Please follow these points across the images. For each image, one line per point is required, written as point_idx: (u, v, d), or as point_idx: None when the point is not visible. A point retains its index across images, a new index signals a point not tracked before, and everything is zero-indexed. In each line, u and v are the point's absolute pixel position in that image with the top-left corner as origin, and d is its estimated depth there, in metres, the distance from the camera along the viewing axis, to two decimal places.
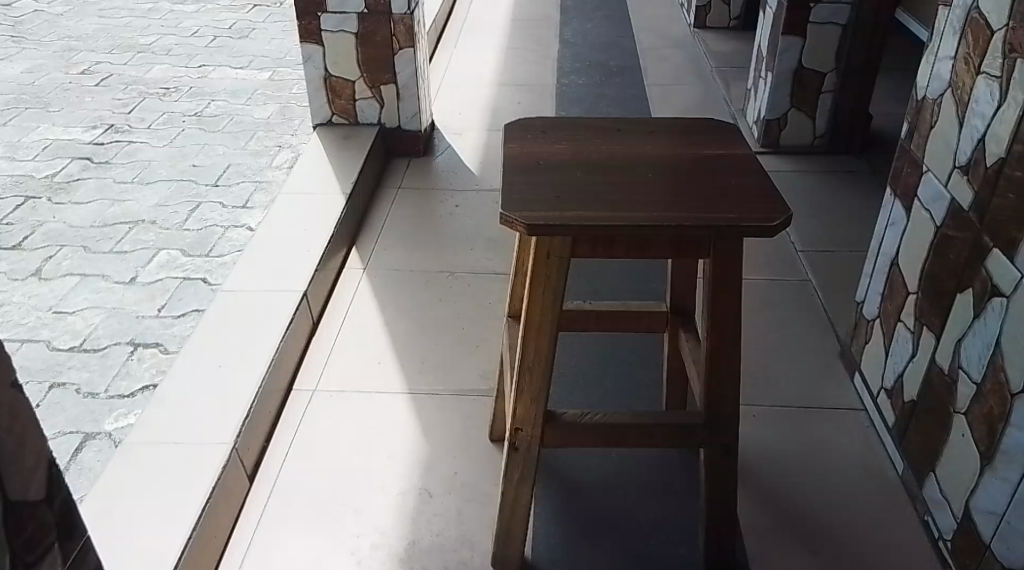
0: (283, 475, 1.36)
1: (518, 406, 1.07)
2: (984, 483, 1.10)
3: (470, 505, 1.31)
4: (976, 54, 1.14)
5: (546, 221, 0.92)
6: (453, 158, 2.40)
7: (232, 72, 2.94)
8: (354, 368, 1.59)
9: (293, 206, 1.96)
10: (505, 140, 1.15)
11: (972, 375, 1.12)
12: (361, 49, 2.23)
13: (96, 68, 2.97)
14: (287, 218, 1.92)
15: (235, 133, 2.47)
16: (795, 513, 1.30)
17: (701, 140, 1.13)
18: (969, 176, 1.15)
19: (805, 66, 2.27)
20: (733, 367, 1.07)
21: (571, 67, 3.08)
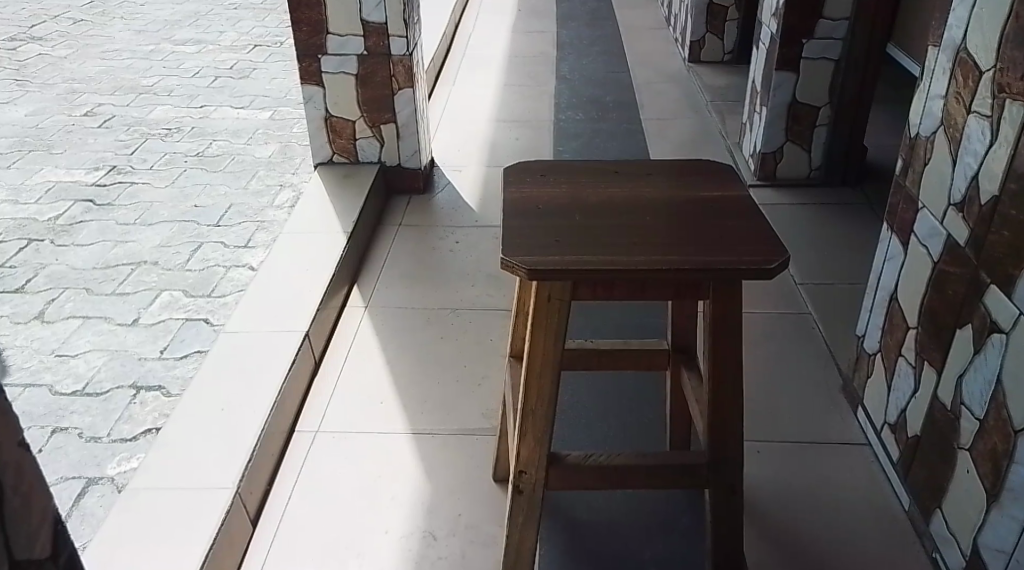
0: (287, 518, 1.35)
1: (522, 450, 1.07)
2: (991, 520, 1.09)
3: (474, 547, 1.30)
4: (966, 93, 1.16)
5: (547, 267, 0.93)
6: (452, 194, 2.42)
7: (233, 112, 2.98)
8: (356, 409, 1.59)
9: (294, 245, 1.97)
10: (504, 183, 1.16)
11: (974, 412, 1.12)
12: (361, 89, 2.26)
13: (98, 109, 3.00)
14: (288, 258, 1.93)
15: (237, 173, 2.50)
16: (801, 550, 1.30)
17: (698, 182, 1.15)
18: (964, 213, 1.16)
19: (799, 100, 2.30)
20: (736, 408, 1.07)
21: (568, 103, 3.12)
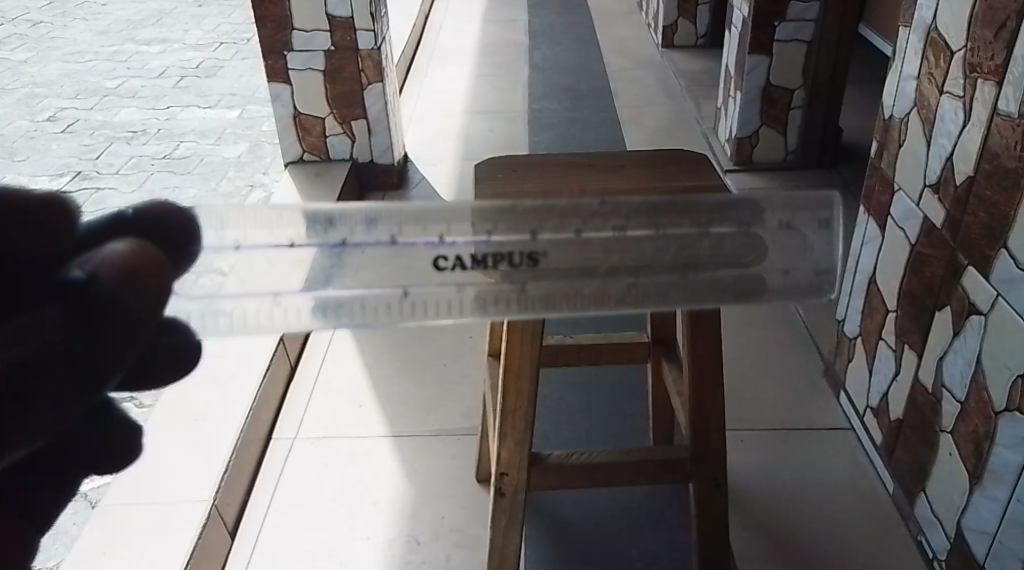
0: (266, 528, 1.33)
1: (502, 451, 1.04)
2: (974, 502, 1.09)
3: (459, 549, 1.28)
4: (939, 72, 1.15)
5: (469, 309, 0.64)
6: (427, 189, 2.40)
7: (200, 112, 2.92)
8: (334, 414, 1.56)
9: (234, 353, 1.61)
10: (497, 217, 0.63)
11: (955, 395, 1.12)
12: (329, 85, 2.22)
13: (61, 114, 2.94)
14: (223, 376, 1.55)
15: (205, 174, 2.46)
16: (786, 539, 1.29)
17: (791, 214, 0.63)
18: (939, 195, 1.15)
19: (773, 83, 2.29)
20: (717, 402, 1.06)
21: (541, 91, 3.09)
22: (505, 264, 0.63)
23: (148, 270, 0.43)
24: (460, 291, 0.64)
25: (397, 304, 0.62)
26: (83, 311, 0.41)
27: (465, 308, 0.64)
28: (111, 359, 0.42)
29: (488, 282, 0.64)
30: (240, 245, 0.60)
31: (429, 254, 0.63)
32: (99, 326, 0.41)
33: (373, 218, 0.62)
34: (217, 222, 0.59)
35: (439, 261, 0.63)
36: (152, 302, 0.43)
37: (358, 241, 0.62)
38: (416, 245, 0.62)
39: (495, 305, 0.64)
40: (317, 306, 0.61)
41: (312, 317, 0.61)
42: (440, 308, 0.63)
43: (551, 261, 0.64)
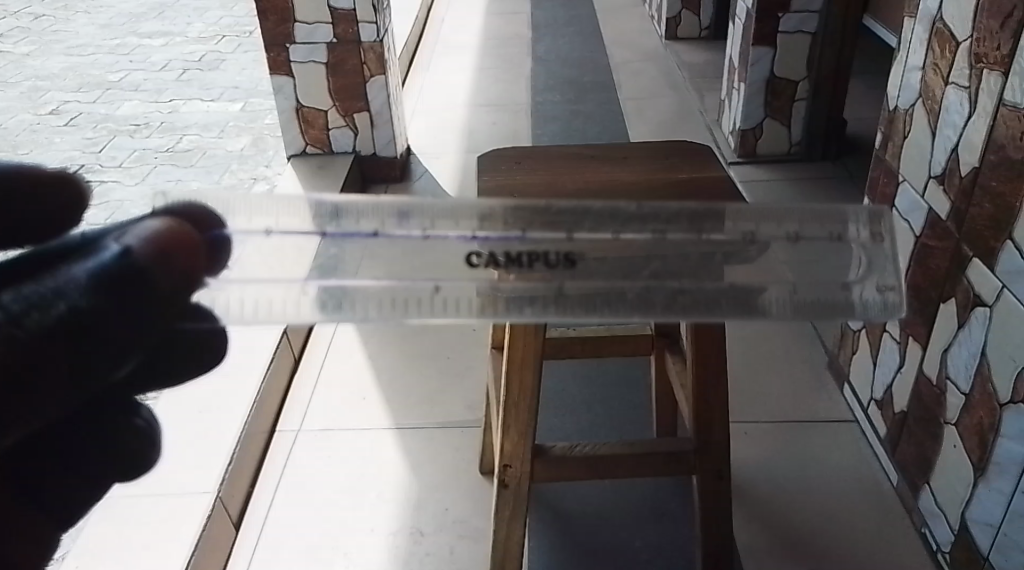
0: (270, 521, 1.34)
1: (506, 443, 1.04)
2: (978, 494, 1.09)
3: (463, 541, 1.29)
4: (945, 63, 1.14)
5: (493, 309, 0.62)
6: (430, 182, 2.40)
7: (203, 105, 2.92)
8: (338, 406, 1.56)
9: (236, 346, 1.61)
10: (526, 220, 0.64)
11: (961, 387, 1.11)
12: (331, 77, 2.22)
13: (64, 107, 2.94)
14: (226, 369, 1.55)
15: (209, 167, 2.46)
16: (789, 530, 1.29)
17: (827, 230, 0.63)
18: (945, 185, 1.15)
19: (777, 75, 2.28)
20: (721, 395, 1.06)
21: (545, 84, 3.09)
22: (541, 264, 0.63)
23: (172, 254, 0.52)
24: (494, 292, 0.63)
25: (429, 297, 0.62)
26: (116, 287, 0.48)
27: (507, 306, 0.62)
28: (134, 334, 0.51)
29: (525, 283, 0.63)
30: (270, 230, 0.63)
31: (462, 248, 0.63)
32: (128, 302, 0.49)
33: (407, 214, 0.64)
34: (241, 211, 0.62)
35: (472, 258, 0.63)
36: (174, 281, 0.52)
37: (347, 228, 0.63)
38: (449, 238, 0.63)
39: (532, 305, 0.62)
40: (320, 298, 0.62)
41: (316, 310, 0.62)
42: (446, 307, 0.62)
43: (590, 262, 0.64)
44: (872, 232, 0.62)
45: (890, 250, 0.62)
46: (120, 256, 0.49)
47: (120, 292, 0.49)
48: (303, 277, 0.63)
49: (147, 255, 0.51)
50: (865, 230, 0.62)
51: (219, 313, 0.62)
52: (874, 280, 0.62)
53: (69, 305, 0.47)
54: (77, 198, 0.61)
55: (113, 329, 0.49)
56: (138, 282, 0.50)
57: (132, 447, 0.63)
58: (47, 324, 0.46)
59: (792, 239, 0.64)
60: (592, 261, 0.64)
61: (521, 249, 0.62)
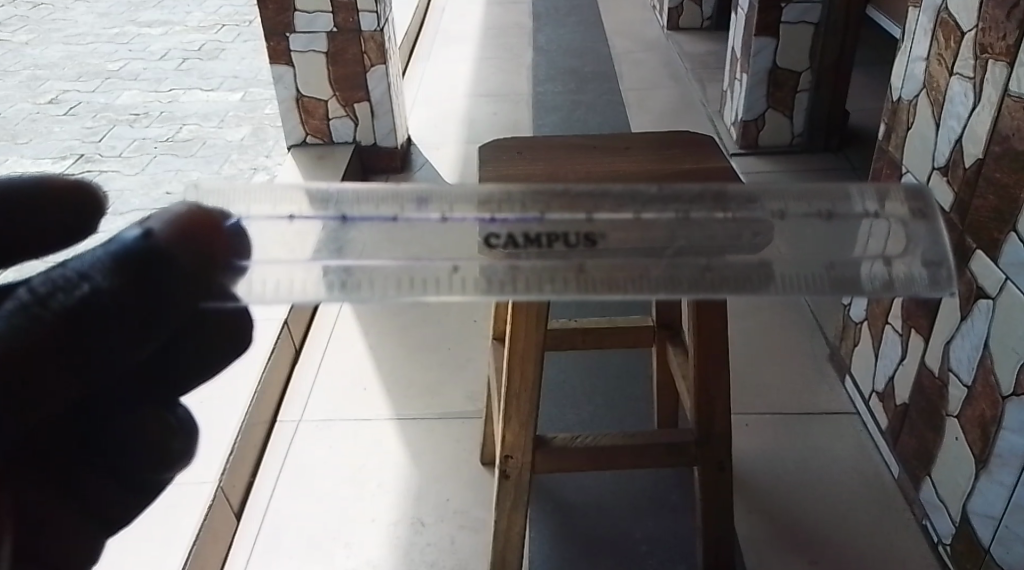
0: (271, 511, 1.34)
1: (507, 433, 1.04)
2: (980, 487, 1.09)
3: (464, 532, 1.29)
4: (949, 53, 1.14)
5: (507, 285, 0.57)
6: (431, 172, 2.39)
7: (202, 94, 2.91)
8: (339, 397, 1.57)
9: None
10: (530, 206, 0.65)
11: (963, 378, 1.11)
12: (332, 67, 2.21)
13: (63, 96, 2.92)
14: None
15: (209, 157, 2.45)
16: (789, 522, 1.29)
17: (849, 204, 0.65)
18: (949, 176, 1.14)
19: (779, 65, 2.27)
20: (723, 387, 1.05)
21: (546, 74, 3.07)
22: (560, 243, 0.62)
23: (192, 241, 0.46)
24: (512, 264, 0.59)
25: (446, 275, 0.59)
26: (141, 265, 0.42)
27: (526, 282, 0.58)
28: (159, 326, 0.43)
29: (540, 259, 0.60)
30: (294, 217, 0.64)
31: (483, 229, 0.62)
32: (154, 288, 0.42)
33: (425, 201, 0.67)
34: (270, 204, 0.65)
35: (491, 238, 0.61)
36: (195, 270, 0.46)
37: (363, 214, 0.65)
38: (468, 219, 0.65)
39: (551, 284, 0.58)
40: (326, 273, 0.59)
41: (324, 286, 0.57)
42: (456, 282, 0.59)
43: (610, 244, 0.62)
44: (886, 203, 0.65)
45: (908, 218, 0.64)
46: (144, 236, 0.43)
47: (148, 274, 0.42)
48: (309, 255, 0.60)
49: (169, 239, 0.44)
50: (875, 201, 0.65)
51: (241, 292, 0.56)
52: (895, 245, 0.63)
53: (96, 285, 0.39)
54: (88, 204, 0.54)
55: (138, 318, 0.41)
56: (163, 262, 0.43)
57: (165, 448, 0.51)
58: (69, 306, 0.38)
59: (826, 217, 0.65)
60: (613, 240, 0.62)
61: (540, 230, 0.63)
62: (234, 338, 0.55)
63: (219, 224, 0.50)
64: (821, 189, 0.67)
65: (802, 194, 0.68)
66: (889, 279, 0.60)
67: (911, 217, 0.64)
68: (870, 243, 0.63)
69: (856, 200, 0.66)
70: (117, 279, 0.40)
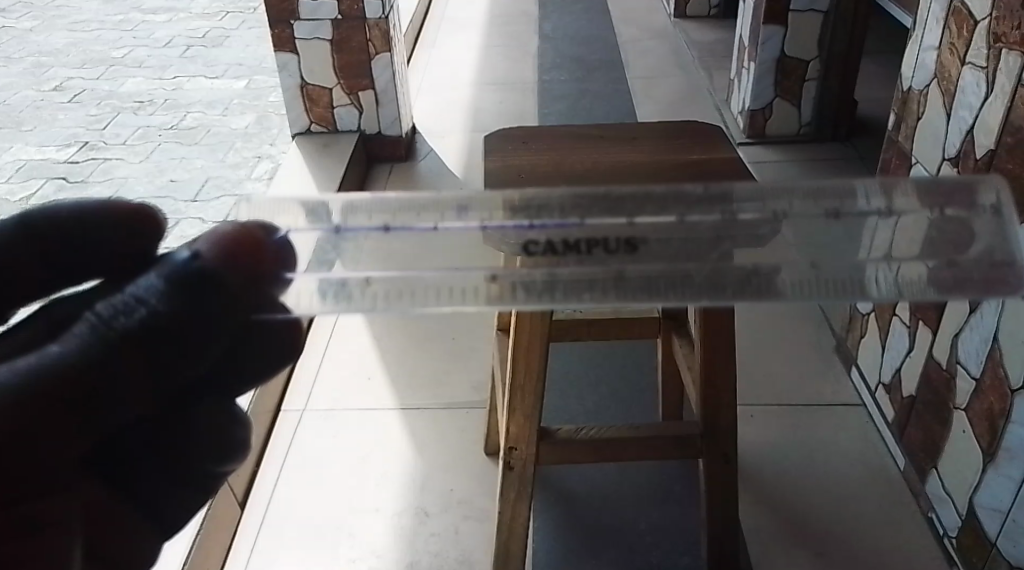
0: (275, 500, 1.34)
1: (511, 425, 1.04)
2: (986, 480, 1.08)
3: (467, 522, 1.29)
4: (961, 42, 1.12)
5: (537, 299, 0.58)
6: (436, 161, 2.38)
7: (207, 82, 2.90)
8: (344, 386, 1.56)
9: None
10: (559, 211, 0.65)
11: (971, 371, 1.10)
12: (336, 55, 2.20)
13: (68, 83, 2.92)
14: None
15: (213, 145, 2.45)
16: (794, 515, 1.29)
17: (852, 202, 0.64)
18: (959, 168, 1.13)
19: (788, 54, 2.24)
20: (729, 379, 1.05)
21: (551, 62, 3.06)
22: (600, 250, 0.61)
23: (238, 260, 0.50)
24: (550, 273, 0.60)
25: (484, 286, 0.60)
26: (190, 287, 0.47)
27: (537, 291, 0.59)
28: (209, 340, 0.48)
29: (581, 267, 0.59)
30: (340, 228, 0.64)
31: (519, 236, 0.62)
32: (203, 307, 0.47)
33: (465, 208, 0.66)
34: (314, 213, 0.64)
35: (529, 246, 0.61)
36: (240, 288, 0.50)
37: (404, 223, 0.64)
38: (506, 228, 0.63)
39: (590, 293, 0.58)
40: (364, 288, 0.59)
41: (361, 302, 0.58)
42: (476, 295, 0.59)
43: (653, 247, 0.61)
44: (896, 200, 0.63)
45: (930, 215, 0.62)
46: (192, 260, 0.48)
47: (194, 296, 0.47)
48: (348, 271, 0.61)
49: (215, 260, 0.49)
50: (880, 198, 0.63)
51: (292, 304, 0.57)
52: (898, 245, 0.61)
53: (149, 309, 0.46)
54: (147, 221, 0.56)
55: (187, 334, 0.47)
56: (209, 283, 0.48)
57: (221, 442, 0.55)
58: (130, 327, 0.45)
59: (831, 215, 0.64)
60: (654, 247, 0.61)
61: (580, 236, 0.61)
62: (287, 347, 0.58)
63: (266, 239, 0.54)
64: (824, 185, 0.65)
65: (810, 190, 0.66)
66: (897, 286, 0.58)
67: (959, 216, 0.61)
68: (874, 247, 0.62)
69: (862, 198, 0.64)
70: (168, 302, 0.46)
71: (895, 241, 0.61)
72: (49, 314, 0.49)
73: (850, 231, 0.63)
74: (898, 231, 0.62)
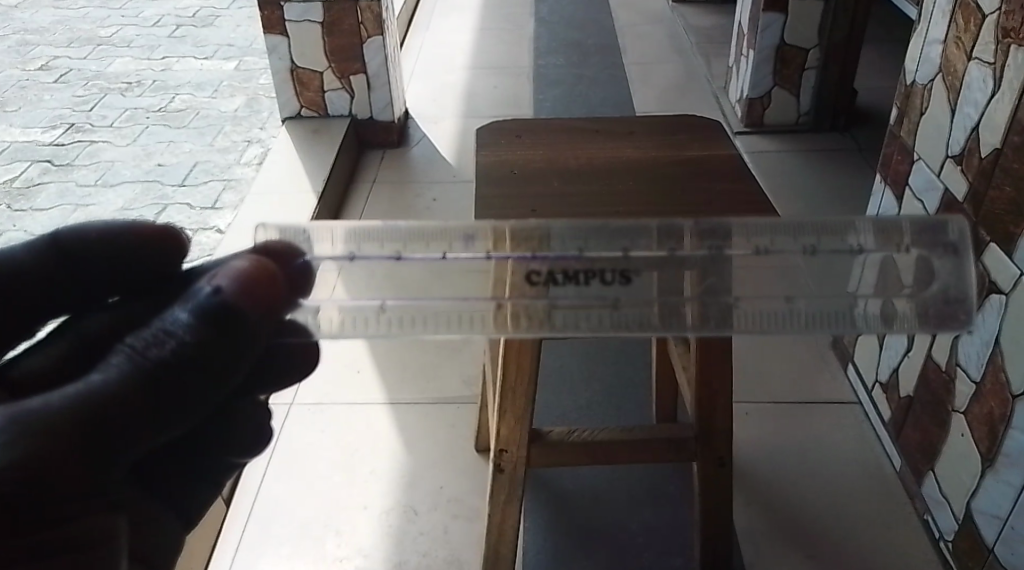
0: (261, 497, 1.31)
1: (501, 427, 1.01)
2: (985, 486, 1.07)
3: (457, 520, 1.27)
4: (968, 37, 1.09)
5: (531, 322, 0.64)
6: (428, 147, 2.34)
7: (196, 63, 2.85)
8: (333, 379, 1.54)
9: None
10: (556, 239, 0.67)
11: (971, 374, 1.08)
12: (327, 38, 2.15)
13: (54, 63, 2.86)
14: None
15: (202, 128, 2.40)
16: (789, 515, 1.27)
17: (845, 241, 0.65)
18: (963, 166, 1.10)
19: (787, 42, 2.20)
20: (725, 383, 1.02)
21: (547, 47, 3.01)
22: (598, 281, 0.64)
23: (264, 293, 0.48)
24: (551, 304, 0.64)
25: (490, 313, 0.65)
26: (218, 324, 0.45)
27: (538, 320, 0.64)
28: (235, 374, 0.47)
29: (579, 296, 0.64)
30: (354, 256, 0.65)
31: (522, 267, 0.65)
32: (231, 342, 0.46)
33: (472, 236, 0.68)
34: (328, 237, 0.65)
35: (532, 275, 0.65)
36: (267, 317, 0.48)
37: (417, 253, 0.66)
38: (512, 258, 0.66)
39: (588, 322, 0.63)
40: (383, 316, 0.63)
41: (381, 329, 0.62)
42: (481, 322, 0.64)
43: (648, 280, 0.65)
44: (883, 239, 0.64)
45: (909, 255, 0.63)
46: (216, 293, 0.46)
47: (222, 331, 0.46)
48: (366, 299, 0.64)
49: (242, 294, 0.47)
50: (871, 236, 0.64)
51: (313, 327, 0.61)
52: (884, 288, 0.65)
53: (175, 343, 0.45)
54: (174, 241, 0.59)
55: (215, 371, 0.46)
56: (236, 319, 0.46)
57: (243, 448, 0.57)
58: (158, 365, 0.44)
59: (808, 253, 0.65)
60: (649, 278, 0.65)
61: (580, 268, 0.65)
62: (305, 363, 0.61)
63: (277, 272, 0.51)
64: (811, 221, 0.66)
65: (798, 228, 0.66)
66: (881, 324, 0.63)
67: (925, 254, 0.63)
68: (860, 285, 0.65)
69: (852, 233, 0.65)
70: (193, 338, 0.45)
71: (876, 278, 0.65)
72: (77, 331, 0.54)
73: (835, 266, 0.66)
74: (883, 270, 0.65)
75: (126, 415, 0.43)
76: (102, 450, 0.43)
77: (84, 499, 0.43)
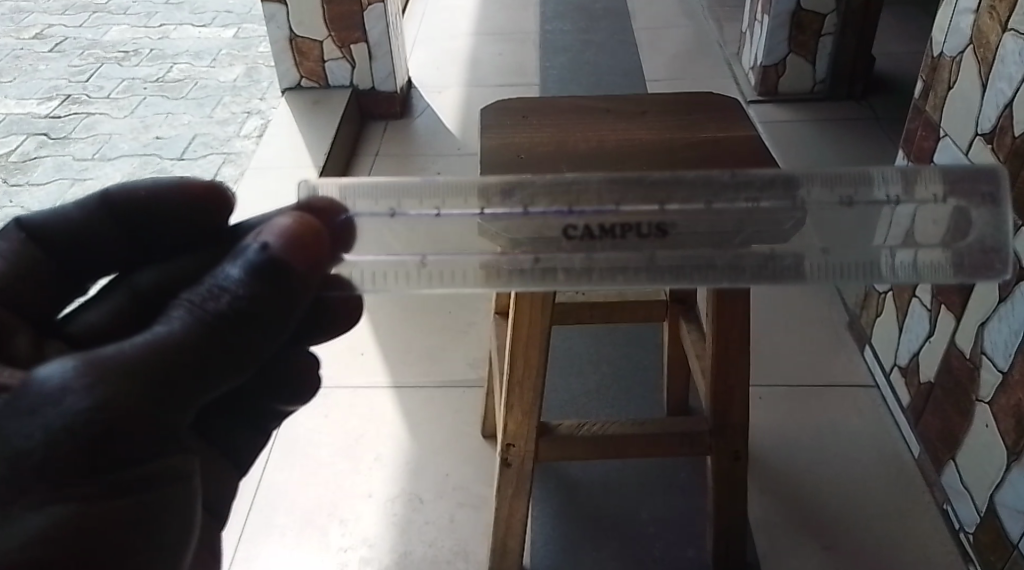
0: (263, 487, 1.29)
1: (508, 422, 0.98)
2: (1010, 479, 1.03)
3: (463, 510, 1.24)
4: (1002, 7, 1.02)
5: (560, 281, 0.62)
6: (432, 117, 2.28)
7: (194, 30, 2.77)
8: (334, 363, 1.50)
9: None
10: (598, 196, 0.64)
11: (997, 363, 1.04)
12: (326, 5, 2.07)
13: (48, 31, 2.78)
14: None
15: (201, 99, 2.34)
16: (806, 505, 1.24)
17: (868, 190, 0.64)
18: (994, 145, 1.04)
19: (804, 7, 2.11)
20: (742, 375, 0.98)
21: (554, 11, 2.92)
22: (633, 234, 0.63)
23: (306, 248, 0.52)
24: (587, 257, 0.62)
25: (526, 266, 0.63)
26: (268, 278, 0.50)
27: (575, 272, 0.62)
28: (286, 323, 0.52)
29: (616, 251, 0.62)
30: (395, 213, 0.64)
31: (557, 222, 0.64)
32: (281, 294, 0.51)
33: (509, 190, 0.65)
34: (358, 194, 0.64)
35: (569, 230, 0.63)
36: (311, 270, 0.53)
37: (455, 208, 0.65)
38: (548, 213, 0.64)
39: (624, 275, 0.62)
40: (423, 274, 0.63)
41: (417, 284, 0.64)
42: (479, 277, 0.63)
43: (683, 233, 0.63)
44: (912, 187, 0.62)
45: (944, 205, 0.62)
46: (263, 251, 0.50)
47: (272, 285, 0.50)
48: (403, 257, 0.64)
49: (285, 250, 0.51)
50: (899, 186, 0.62)
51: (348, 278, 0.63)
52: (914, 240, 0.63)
53: (231, 296, 0.50)
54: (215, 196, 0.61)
55: (268, 323, 0.51)
56: (283, 274, 0.51)
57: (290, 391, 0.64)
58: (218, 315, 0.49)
59: (844, 204, 0.64)
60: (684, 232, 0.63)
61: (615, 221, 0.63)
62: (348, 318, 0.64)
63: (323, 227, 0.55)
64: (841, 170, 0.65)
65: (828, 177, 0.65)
66: (911, 272, 0.62)
67: (963, 205, 0.61)
68: (888, 236, 0.63)
69: (878, 183, 0.64)
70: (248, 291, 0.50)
71: (909, 228, 0.63)
72: (133, 285, 0.61)
73: (862, 214, 0.64)
74: (910, 221, 0.63)
75: (196, 358, 0.49)
76: (176, 391, 0.49)
77: (170, 431, 0.49)
